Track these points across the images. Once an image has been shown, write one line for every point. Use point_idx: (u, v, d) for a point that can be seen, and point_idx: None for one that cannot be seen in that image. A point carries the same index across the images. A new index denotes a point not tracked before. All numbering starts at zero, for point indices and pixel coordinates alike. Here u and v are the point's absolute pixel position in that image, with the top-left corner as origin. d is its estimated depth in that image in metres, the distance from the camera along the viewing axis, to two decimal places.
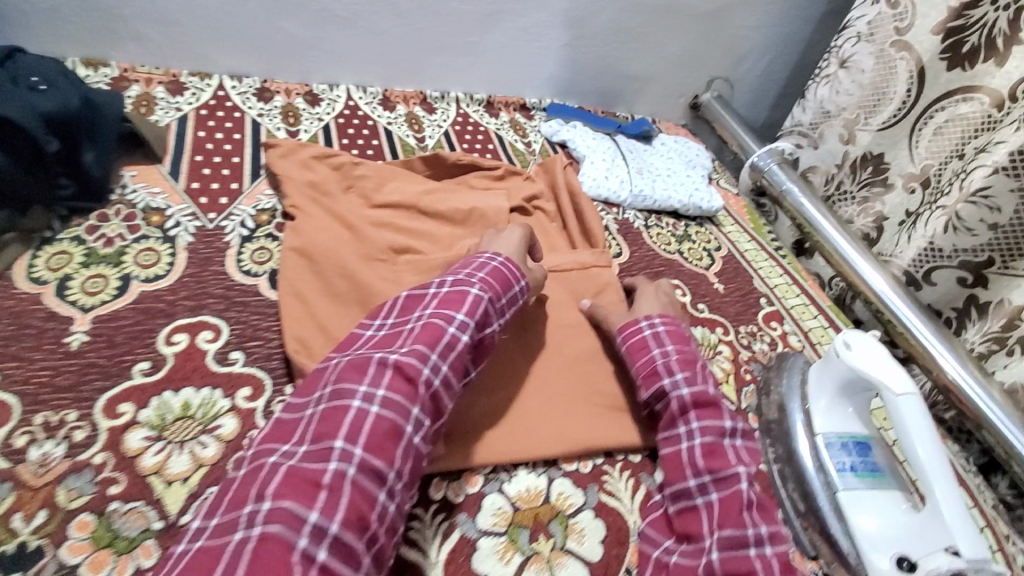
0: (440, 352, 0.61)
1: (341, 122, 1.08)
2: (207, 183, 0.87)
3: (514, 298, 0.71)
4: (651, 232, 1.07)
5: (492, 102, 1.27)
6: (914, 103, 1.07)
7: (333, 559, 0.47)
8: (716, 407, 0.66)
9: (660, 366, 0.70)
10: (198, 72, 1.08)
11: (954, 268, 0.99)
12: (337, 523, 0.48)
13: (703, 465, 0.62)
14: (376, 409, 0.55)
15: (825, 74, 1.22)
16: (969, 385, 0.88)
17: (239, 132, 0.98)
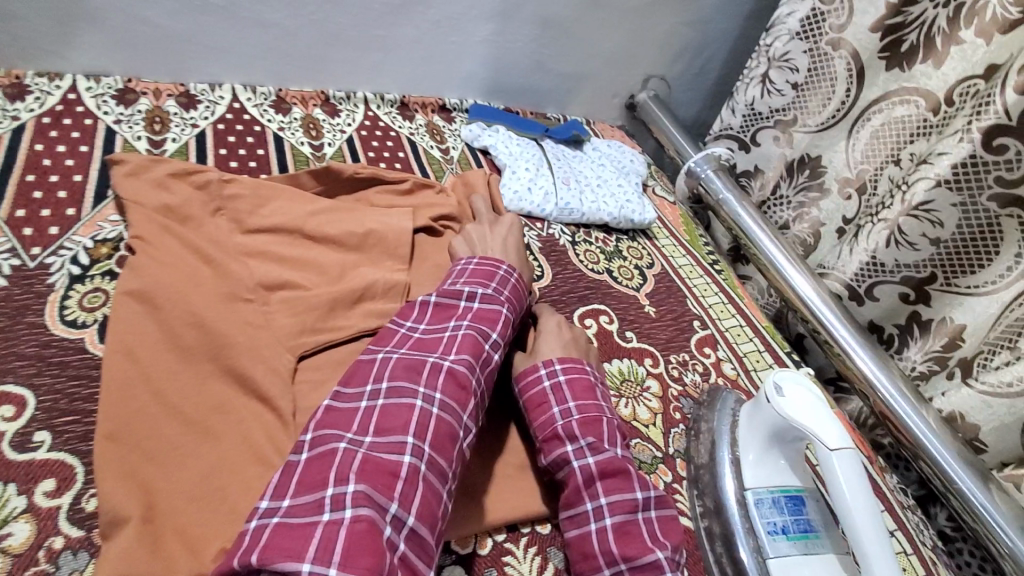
0: (483, 362, 0.59)
1: (220, 128, 0.94)
2: (36, 210, 0.72)
3: (530, 312, 0.71)
4: (578, 249, 0.98)
5: (407, 103, 1.13)
6: (852, 104, 1.01)
7: (411, 551, 0.45)
8: (626, 475, 0.59)
9: (562, 428, 0.62)
10: (46, 72, 0.90)
11: (896, 283, 0.93)
12: (416, 516, 0.46)
13: (617, 553, 0.55)
14: (438, 409, 0.52)
15: (755, 75, 1.14)
16: (905, 412, 0.82)
17: (87, 144, 0.83)
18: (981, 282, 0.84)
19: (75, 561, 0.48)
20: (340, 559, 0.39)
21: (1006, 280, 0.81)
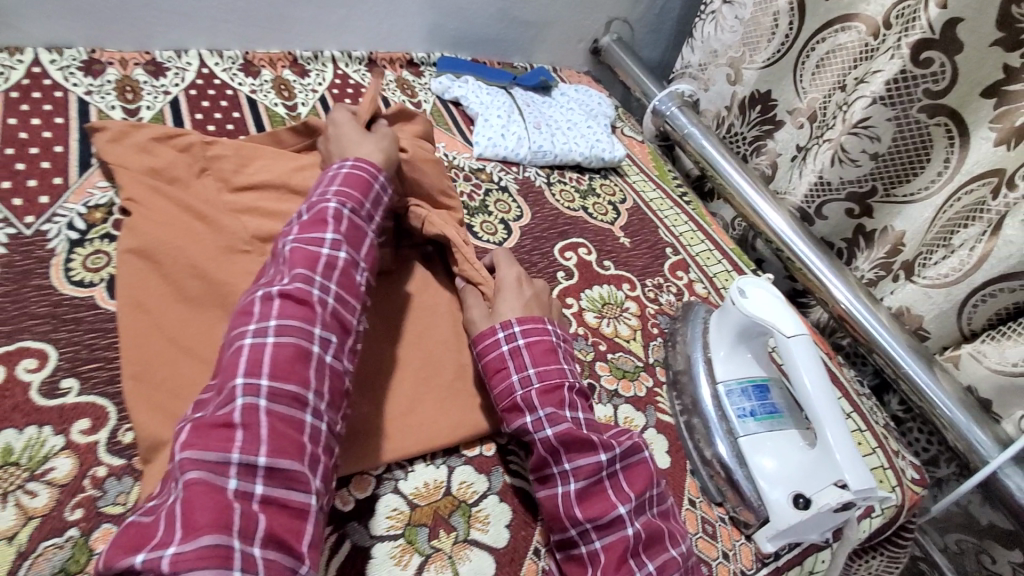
0: (323, 272, 0.58)
1: (193, 94, 0.95)
2: (22, 181, 0.73)
3: (379, 199, 0.68)
4: (554, 189, 1.03)
5: (374, 59, 1.14)
6: (797, 35, 1.06)
7: (275, 485, 0.47)
8: (588, 441, 0.60)
9: (521, 398, 0.63)
10: (5, 46, 0.90)
11: (841, 200, 1.02)
12: (270, 452, 0.48)
13: (581, 514, 0.57)
14: (272, 339, 0.52)
15: (710, 12, 1.19)
16: (861, 312, 0.90)
17: (61, 115, 0.83)
18: (917, 190, 0.93)
19: (118, 485, 0.53)
20: (182, 531, 0.42)
21: (937, 183, 0.90)
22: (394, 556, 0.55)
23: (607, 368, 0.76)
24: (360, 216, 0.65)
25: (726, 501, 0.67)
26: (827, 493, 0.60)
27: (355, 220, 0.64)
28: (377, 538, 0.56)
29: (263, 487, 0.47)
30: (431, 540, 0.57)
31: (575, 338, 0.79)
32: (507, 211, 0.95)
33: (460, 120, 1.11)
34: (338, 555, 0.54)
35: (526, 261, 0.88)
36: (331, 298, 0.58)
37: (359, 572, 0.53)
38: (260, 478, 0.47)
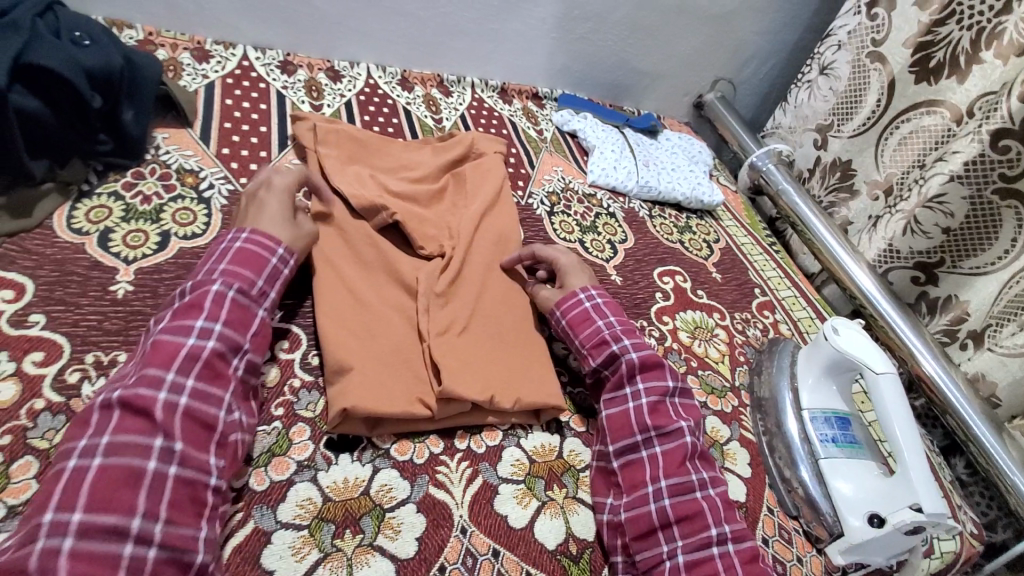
0: (178, 369, 0.52)
1: (362, 99, 1.12)
2: (237, 150, 0.89)
3: (272, 277, 0.62)
4: (655, 221, 1.13)
5: (506, 89, 1.29)
6: (883, 112, 1.14)
7: (91, 539, 0.43)
8: (660, 369, 0.71)
9: (609, 334, 0.73)
10: (222, 41, 1.08)
11: (908, 268, 1.09)
12: (86, 508, 0.44)
13: (650, 423, 0.67)
14: (98, 459, 0.46)
15: (806, 80, 1.28)
16: (944, 379, 0.95)
17: (265, 103, 1.01)
18: (984, 264, 0.99)
19: (309, 395, 0.64)
20: None
21: (1003, 261, 0.97)
22: (516, 496, 0.63)
23: (698, 382, 0.84)
24: (252, 281, 0.60)
25: (800, 515, 0.74)
26: (901, 513, 0.67)
27: (237, 302, 0.58)
28: (503, 479, 0.64)
29: (74, 541, 0.43)
30: (547, 491, 0.65)
31: (669, 350, 0.88)
32: (614, 234, 1.06)
33: (576, 151, 1.24)
34: (472, 485, 0.62)
35: (630, 278, 0.98)
36: (212, 345, 0.55)
37: (487, 503, 0.62)
38: (71, 533, 0.43)
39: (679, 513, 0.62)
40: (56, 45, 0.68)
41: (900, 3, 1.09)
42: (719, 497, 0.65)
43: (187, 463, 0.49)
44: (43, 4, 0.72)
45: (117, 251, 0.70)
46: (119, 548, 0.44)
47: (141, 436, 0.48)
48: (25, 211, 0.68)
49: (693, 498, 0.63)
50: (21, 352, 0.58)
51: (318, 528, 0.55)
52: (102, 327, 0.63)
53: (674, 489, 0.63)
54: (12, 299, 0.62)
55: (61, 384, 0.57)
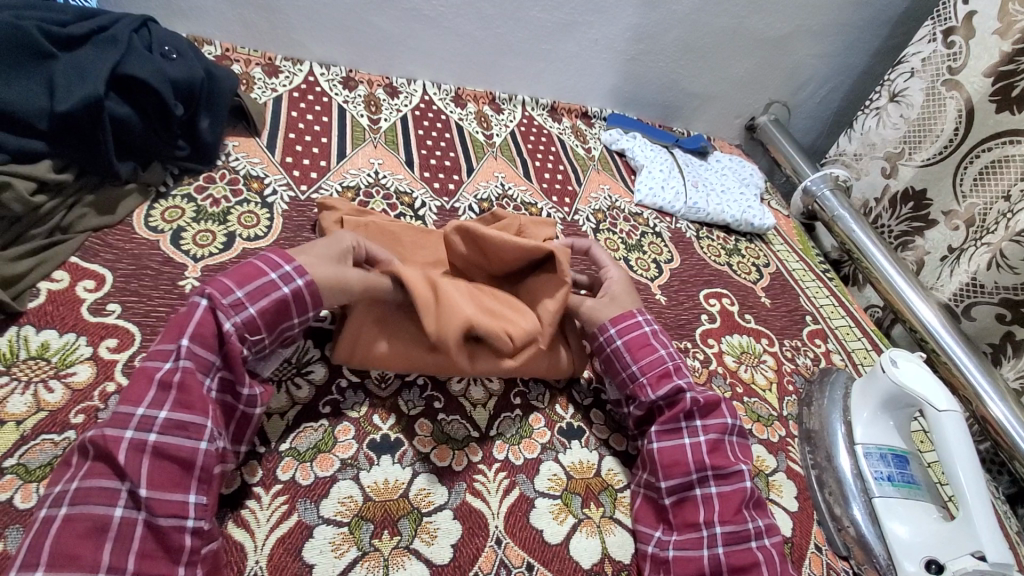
0: (145, 399, 0.49)
1: (418, 114, 1.16)
2: (300, 159, 0.94)
3: (266, 288, 0.58)
4: (702, 243, 1.12)
5: (556, 107, 1.31)
6: (961, 141, 1.10)
7: (82, 505, 0.44)
8: (720, 408, 0.68)
9: (670, 367, 0.70)
10: (291, 57, 1.15)
11: (994, 304, 1.02)
12: (83, 476, 0.46)
13: (708, 462, 0.63)
14: (63, 510, 0.44)
15: (875, 106, 1.26)
16: (1010, 419, 0.88)
17: (327, 116, 1.06)
18: None
19: (355, 395, 0.66)
20: None
21: None
22: (553, 512, 0.63)
23: (743, 409, 0.82)
24: (229, 290, 0.55)
25: (851, 556, 0.70)
26: (962, 560, 0.63)
27: (218, 319, 0.54)
28: (539, 493, 0.64)
29: (69, 509, 0.44)
30: (583, 508, 0.64)
31: (714, 374, 0.85)
32: (659, 253, 1.05)
33: (624, 169, 1.24)
34: (509, 497, 0.62)
35: (675, 298, 0.96)
36: (202, 302, 0.54)
37: (523, 516, 0.61)
38: (66, 501, 0.44)
39: (734, 562, 0.58)
40: (147, 58, 0.75)
41: (979, 31, 1.06)
42: (776, 547, 0.60)
43: (176, 427, 0.50)
44: (140, 21, 0.79)
45: (187, 248, 0.74)
46: (109, 514, 0.45)
47: (134, 403, 0.49)
48: (108, 208, 0.74)
49: (747, 547, 0.59)
50: (98, 337, 0.63)
51: (358, 526, 0.56)
52: (169, 319, 0.67)
53: (730, 536, 0.60)
54: (94, 288, 0.66)
55: (131, 369, 0.61)
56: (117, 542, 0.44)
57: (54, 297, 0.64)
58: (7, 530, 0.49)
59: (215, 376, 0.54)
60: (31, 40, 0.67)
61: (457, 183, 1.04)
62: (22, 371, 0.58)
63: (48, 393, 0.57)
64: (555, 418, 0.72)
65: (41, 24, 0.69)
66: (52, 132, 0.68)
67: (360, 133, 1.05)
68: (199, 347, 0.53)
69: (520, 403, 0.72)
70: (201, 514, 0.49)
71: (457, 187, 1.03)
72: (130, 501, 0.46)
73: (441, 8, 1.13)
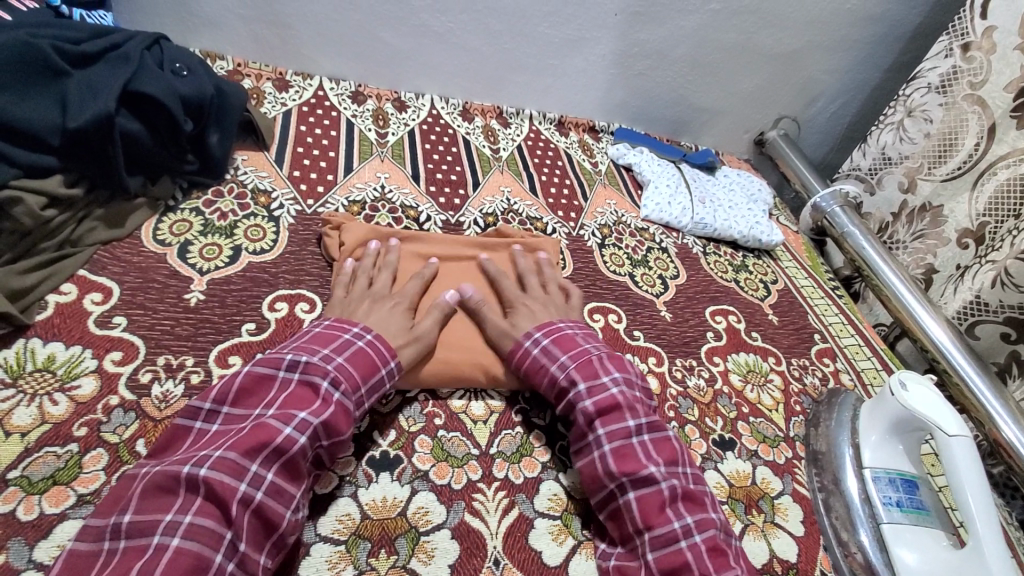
0: (265, 459, 0.51)
1: (425, 128, 1.17)
2: (307, 173, 0.95)
3: (378, 384, 0.63)
4: (709, 259, 1.11)
5: (564, 121, 1.32)
6: (980, 157, 1.08)
7: (192, 542, 0.45)
8: (620, 410, 0.66)
9: (563, 381, 0.68)
10: (301, 72, 1.17)
11: (998, 323, 1.01)
12: (196, 512, 0.47)
13: (616, 470, 0.62)
14: (177, 542, 0.45)
15: (891, 121, 1.25)
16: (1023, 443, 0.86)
17: (335, 130, 1.07)
18: None
19: None
20: None
21: None
22: (552, 533, 0.62)
23: (749, 430, 0.80)
24: (359, 385, 0.60)
25: None
26: None
27: (345, 403, 0.58)
28: (539, 513, 0.63)
29: (180, 541, 0.45)
30: (584, 530, 0.63)
31: (720, 394, 0.84)
32: (665, 269, 1.04)
33: (631, 184, 1.24)
34: (508, 517, 0.62)
35: (680, 315, 0.95)
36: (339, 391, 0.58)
37: (522, 536, 0.61)
38: (180, 532, 0.45)
39: (665, 568, 0.57)
40: (159, 75, 0.76)
41: (999, 46, 1.04)
42: (708, 541, 0.59)
43: (279, 493, 0.51)
44: (152, 39, 0.81)
45: (194, 262, 0.75)
46: (211, 557, 0.46)
47: (251, 456, 0.51)
48: (118, 221, 0.75)
49: (677, 549, 0.57)
50: (103, 350, 0.63)
51: (355, 545, 0.56)
52: (174, 332, 0.67)
53: (658, 542, 0.58)
54: (101, 301, 0.67)
55: (135, 382, 0.62)
56: None
57: (62, 310, 0.65)
58: (9, 542, 0.49)
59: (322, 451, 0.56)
60: (45, 58, 0.68)
61: (463, 198, 1.04)
62: (28, 384, 0.59)
63: (53, 406, 0.58)
64: (555, 436, 0.71)
65: (55, 42, 0.70)
66: (64, 148, 0.69)
67: (367, 147, 1.06)
68: (327, 429, 0.56)
69: (520, 420, 0.71)
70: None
71: (462, 202, 1.03)
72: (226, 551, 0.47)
73: (450, 24, 1.14)
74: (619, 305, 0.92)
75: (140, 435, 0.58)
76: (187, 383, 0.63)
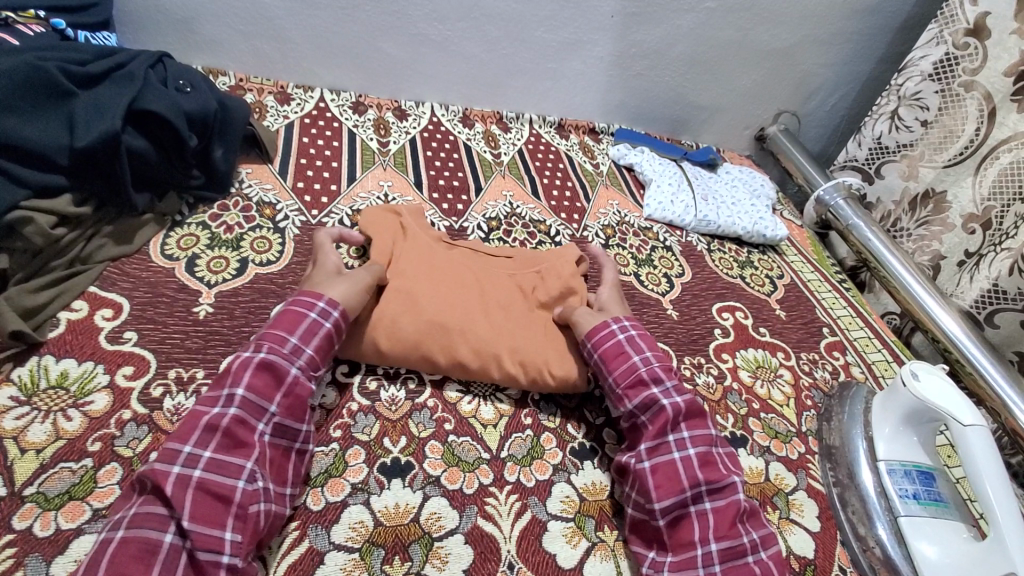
0: (196, 440, 0.52)
1: (426, 136, 1.18)
2: (311, 184, 0.96)
3: (314, 328, 0.63)
4: (714, 255, 1.11)
5: (564, 124, 1.33)
6: (982, 142, 1.08)
7: (138, 528, 0.47)
8: (705, 418, 0.67)
9: (645, 372, 0.70)
10: (302, 85, 1.18)
11: (1019, 310, 0.99)
12: (142, 503, 0.49)
13: (702, 477, 0.61)
14: (121, 532, 0.47)
15: (884, 111, 1.24)
16: None
17: (337, 140, 1.08)
18: None
19: (365, 419, 0.66)
20: None
21: None
22: (566, 535, 0.62)
23: (760, 426, 0.80)
24: (283, 339, 0.61)
25: None
26: None
27: (265, 365, 0.58)
28: (551, 515, 0.63)
29: (125, 531, 0.47)
30: (597, 531, 0.63)
31: (729, 390, 0.83)
32: (670, 267, 1.04)
33: (633, 184, 1.24)
34: (520, 520, 0.61)
35: (687, 313, 0.95)
36: (261, 355, 0.59)
37: (535, 539, 0.61)
38: (124, 523, 0.47)
39: None
40: (163, 93, 0.77)
41: (996, 32, 1.04)
42: (773, 560, 0.59)
43: (220, 466, 0.52)
44: (155, 57, 0.82)
45: (202, 275, 0.76)
46: (160, 538, 0.47)
47: (182, 440, 0.52)
48: (126, 238, 0.76)
49: (745, 562, 0.57)
50: (115, 365, 0.64)
51: (369, 552, 0.56)
52: (184, 345, 0.68)
53: (726, 553, 0.57)
54: (111, 317, 0.68)
55: (147, 396, 0.62)
56: (164, 566, 0.46)
57: (73, 327, 0.66)
58: (27, 558, 0.49)
59: (268, 421, 0.57)
60: (51, 79, 0.68)
61: (466, 204, 1.04)
62: (42, 401, 0.59)
63: (67, 421, 0.58)
64: (566, 438, 0.71)
65: (61, 63, 0.70)
66: (73, 167, 0.70)
67: (370, 157, 1.07)
68: (255, 394, 0.57)
69: (530, 423, 0.71)
70: (234, 552, 0.50)
71: (465, 207, 1.04)
72: (177, 530, 0.48)
73: (447, 32, 1.15)
74: (625, 305, 0.92)
75: (153, 448, 0.59)
76: (198, 396, 0.64)
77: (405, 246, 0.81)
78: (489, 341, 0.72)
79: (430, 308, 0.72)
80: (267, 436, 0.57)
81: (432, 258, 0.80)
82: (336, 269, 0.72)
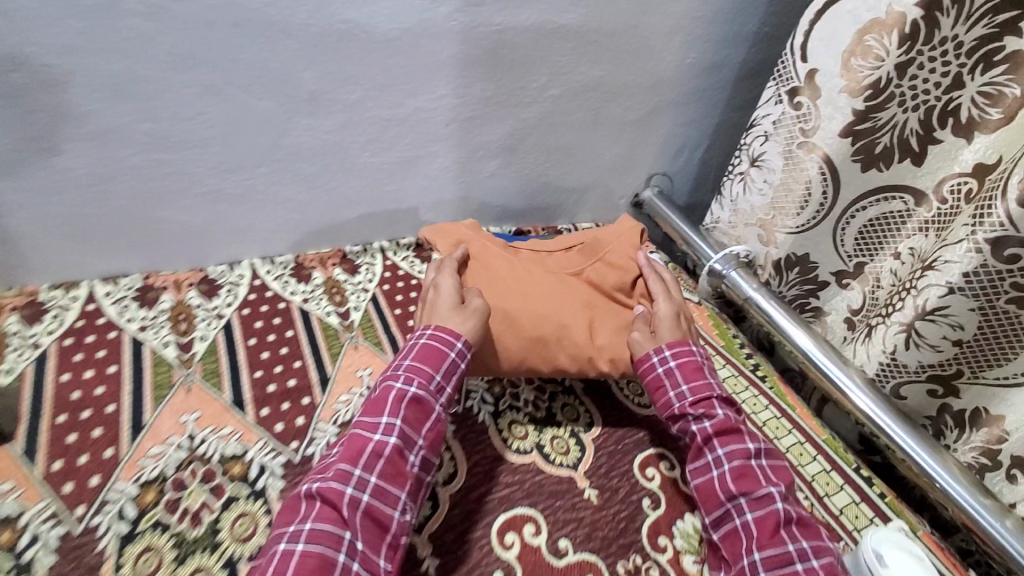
0: (364, 464, 0.66)
1: (246, 313, 0.93)
2: (73, 459, 0.72)
3: (452, 367, 0.77)
4: (622, 381, 0.97)
5: (422, 244, 1.13)
6: (832, 205, 1.00)
7: (316, 545, 0.60)
8: (738, 434, 0.78)
9: (677, 407, 0.81)
10: (62, 282, 0.91)
11: (921, 381, 0.93)
12: (317, 519, 0.62)
13: (736, 489, 0.73)
14: (302, 546, 0.60)
15: (738, 172, 1.15)
16: (981, 515, 0.86)
17: (114, 362, 0.83)
18: (1013, 375, 0.83)
19: None
20: None
21: None
22: None
23: None
24: (430, 376, 0.75)
25: None
26: None
27: (417, 401, 0.72)
28: None
29: (305, 546, 0.60)
30: None
31: None
32: (575, 418, 0.90)
33: None
34: None
35: (605, 486, 0.82)
36: (410, 390, 0.72)
37: None
38: (303, 538, 0.60)
39: None
40: None
41: (825, 89, 0.95)
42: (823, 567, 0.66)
43: (383, 494, 0.66)
44: None
45: None
46: (334, 556, 0.60)
47: (353, 463, 0.66)
48: None
49: (789, 568, 0.66)
50: None
51: None
52: None
53: (772, 562, 0.67)
54: None
55: None
56: None
57: None
58: None
59: (418, 454, 0.70)
60: None
61: (309, 412, 0.82)
62: None
63: None
64: None
65: None
66: None
67: (164, 375, 0.83)
68: (410, 426, 0.71)
69: None
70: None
71: (308, 419, 0.81)
72: (348, 549, 0.61)
73: (247, 181, 0.91)
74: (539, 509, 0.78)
75: None
76: None
77: (488, 256, 0.92)
78: (583, 344, 0.85)
79: (533, 312, 0.85)
80: (419, 466, 0.70)
81: (509, 264, 0.91)
82: (449, 297, 0.82)
